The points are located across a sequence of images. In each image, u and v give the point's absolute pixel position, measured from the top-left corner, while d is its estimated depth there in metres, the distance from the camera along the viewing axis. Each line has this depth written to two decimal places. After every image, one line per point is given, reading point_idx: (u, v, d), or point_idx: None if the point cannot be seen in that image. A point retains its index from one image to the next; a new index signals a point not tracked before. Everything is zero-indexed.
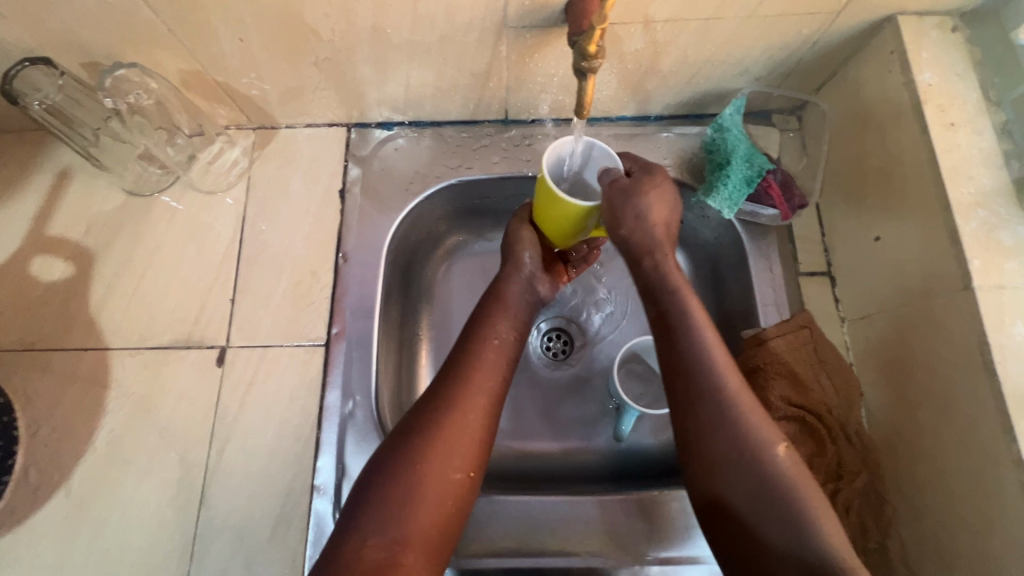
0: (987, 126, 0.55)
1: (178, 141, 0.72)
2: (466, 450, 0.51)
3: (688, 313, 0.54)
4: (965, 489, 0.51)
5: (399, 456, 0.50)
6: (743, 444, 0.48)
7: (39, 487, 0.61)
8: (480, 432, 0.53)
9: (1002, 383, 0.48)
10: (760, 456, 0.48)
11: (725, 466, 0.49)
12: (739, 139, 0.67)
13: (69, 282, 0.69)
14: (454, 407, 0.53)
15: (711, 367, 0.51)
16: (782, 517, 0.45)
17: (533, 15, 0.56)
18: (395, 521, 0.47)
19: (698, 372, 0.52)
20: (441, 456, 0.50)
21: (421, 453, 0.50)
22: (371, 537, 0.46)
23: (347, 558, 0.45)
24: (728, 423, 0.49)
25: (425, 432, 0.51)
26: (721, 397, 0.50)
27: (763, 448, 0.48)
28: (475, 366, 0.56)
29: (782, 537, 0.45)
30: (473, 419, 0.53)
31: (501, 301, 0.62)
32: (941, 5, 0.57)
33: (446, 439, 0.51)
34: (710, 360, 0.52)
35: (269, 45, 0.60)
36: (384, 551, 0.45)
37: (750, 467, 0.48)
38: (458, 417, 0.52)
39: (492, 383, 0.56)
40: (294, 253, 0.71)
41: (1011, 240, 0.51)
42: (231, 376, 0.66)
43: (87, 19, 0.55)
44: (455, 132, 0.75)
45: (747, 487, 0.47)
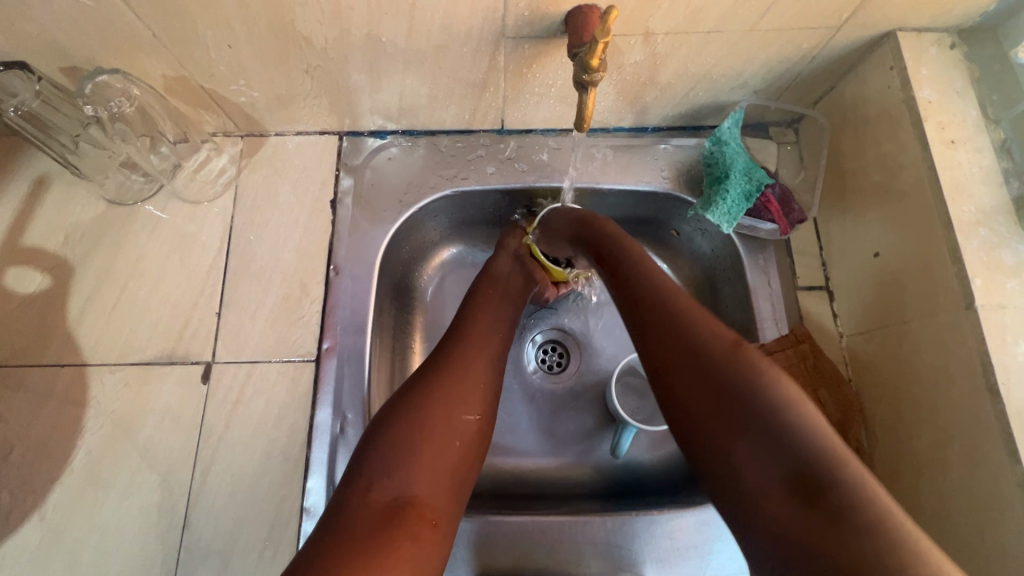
0: (986, 143, 0.55)
1: (161, 149, 0.69)
2: (474, 392, 0.52)
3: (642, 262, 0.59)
4: (965, 509, 0.51)
5: (410, 399, 0.50)
6: (710, 358, 0.48)
7: (11, 512, 0.59)
8: (487, 383, 0.54)
9: (1005, 403, 0.47)
10: (710, 358, 0.48)
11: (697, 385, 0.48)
12: (738, 153, 0.67)
13: (45, 294, 0.66)
14: (462, 355, 0.55)
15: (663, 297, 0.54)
16: (762, 402, 0.44)
17: (531, 25, 0.55)
18: (403, 460, 0.46)
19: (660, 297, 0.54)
20: (453, 395, 0.51)
21: (429, 395, 0.50)
22: (379, 476, 0.44)
23: (356, 503, 0.43)
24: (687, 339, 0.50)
25: (435, 378, 0.52)
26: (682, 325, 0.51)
27: (715, 355, 0.48)
28: (478, 325, 0.59)
29: (786, 428, 0.43)
30: (475, 367, 0.54)
31: (492, 276, 0.67)
32: (940, 22, 0.57)
33: (457, 382, 0.52)
34: (663, 291, 0.55)
35: (258, 51, 0.57)
36: (394, 493, 0.44)
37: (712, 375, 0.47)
38: (463, 358, 0.55)
39: (497, 338, 0.59)
40: (284, 265, 0.69)
41: (1012, 259, 0.51)
42: (217, 392, 0.63)
43: (67, 23, 0.53)
44: (450, 141, 0.73)
45: (713, 398, 0.46)
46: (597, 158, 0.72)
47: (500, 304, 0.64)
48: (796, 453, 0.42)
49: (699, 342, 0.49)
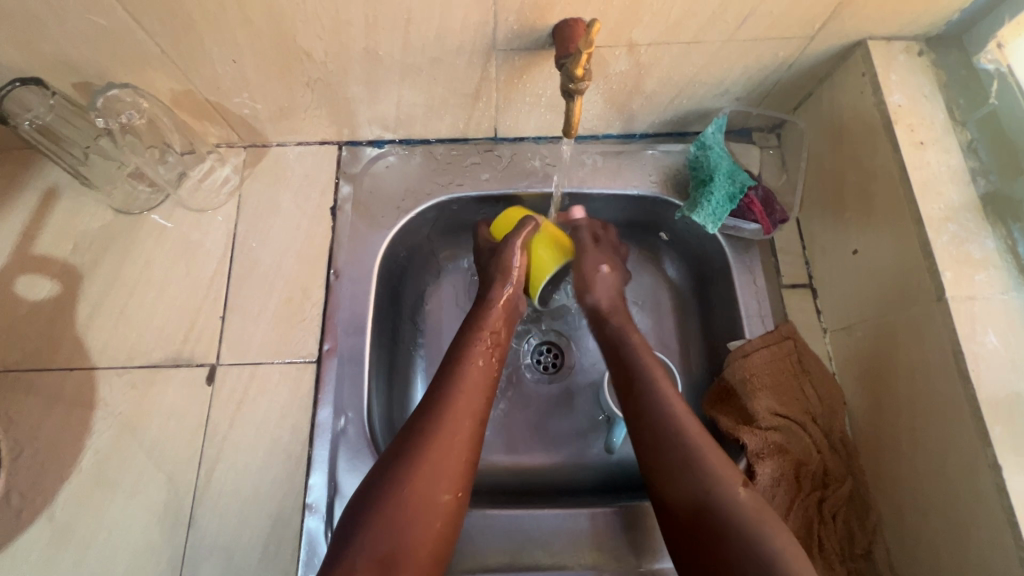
0: (954, 143, 0.58)
1: (169, 159, 0.72)
2: (451, 471, 0.52)
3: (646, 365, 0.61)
4: (942, 492, 0.53)
5: (391, 479, 0.50)
6: (708, 484, 0.51)
7: (22, 511, 0.60)
8: (466, 452, 0.54)
9: (976, 389, 0.50)
10: (701, 489, 0.51)
11: (686, 503, 0.51)
12: (722, 156, 0.69)
13: (55, 300, 0.68)
14: (442, 428, 0.53)
15: (666, 408, 0.57)
16: (744, 536, 0.48)
17: (521, 38, 0.58)
18: (385, 544, 0.47)
19: (659, 421, 0.56)
20: (432, 476, 0.51)
21: (410, 478, 0.50)
22: (361, 558, 0.47)
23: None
24: (689, 463, 0.53)
25: (415, 458, 0.51)
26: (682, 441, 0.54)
27: (718, 483, 0.51)
28: (463, 389, 0.56)
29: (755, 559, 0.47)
30: (452, 441, 0.53)
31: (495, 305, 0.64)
32: (907, 31, 0.61)
33: (437, 461, 0.52)
34: (668, 412, 0.56)
35: (262, 65, 0.60)
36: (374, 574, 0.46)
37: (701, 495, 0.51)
38: (444, 434, 0.53)
39: (478, 404, 0.56)
40: (286, 270, 0.71)
41: (979, 253, 0.53)
42: (221, 393, 0.65)
43: (80, 40, 0.56)
44: (445, 149, 0.76)
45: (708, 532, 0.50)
46: (588, 163, 0.75)
47: (487, 363, 0.60)
48: None
49: (698, 470, 0.52)
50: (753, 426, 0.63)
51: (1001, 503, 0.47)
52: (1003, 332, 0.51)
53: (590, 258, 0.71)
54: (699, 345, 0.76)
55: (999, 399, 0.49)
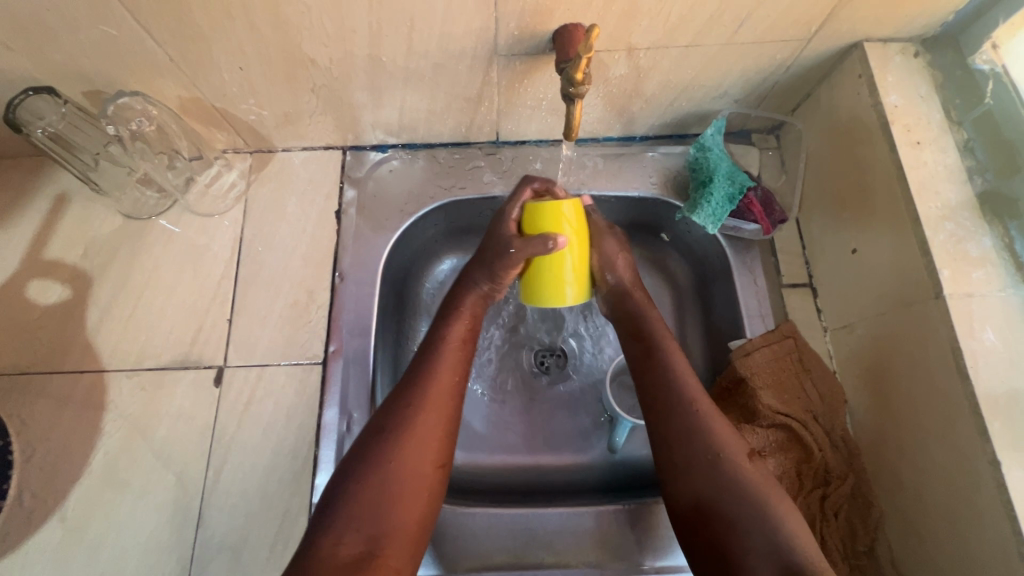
0: (951, 143, 0.59)
1: (177, 165, 0.73)
2: (430, 448, 0.51)
3: (662, 342, 0.59)
4: (944, 488, 0.53)
5: (373, 455, 0.50)
6: (710, 466, 0.51)
7: (33, 511, 0.61)
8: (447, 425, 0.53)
9: (974, 385, 0.50)
10: (701, 457, 0.52)
11: (688, 496, 0.51)
12: (721, 158, 0.70)
13: (65, 305, 0.69)
14: (421, 406, 0.53)
15: (676, 377, 0.56)
16: (748, 515, 0.48)
17: (521, 43, 0.59)
18: (371, 516, 0.47)
19: (670, 400, 0.55)
20: (414, 452, 0.50)
21: (395, 453, 0.50)
22: (346, 530, 0.46)
23: (322, 553, 0.45)
24: (691, 431, 0.53)
25: (397, 434, 0.51)
26: (693, 409, 0.54)
27: (721, 453, 0.51)
28: (438, 369, 0.56)
29: (759, 540, 0.47)
30: (429, 418, 0.52)
31: (476, 289, 0.62)
32: (903, 32, 0.61)
33: (424, 432, 0.51)
34: (679, 381, 0.56)
35: (268, 72, 0.62)
36: (361, 545, 0.46)
37: (700, 485, 0.51)
38: (423, 411, 0.52)
39: (456, 382, 0.56)
40: (292, 273, 0.72)
41: (977, 251, 0.54)
42: (228, 395, 0.66)
43: (92, 49, 0.57)
44: (448, 153, 0.77)
45: (711, 498, 0.50)
46: (589, 166, 0.76)
47: (465, 345, 0.59)
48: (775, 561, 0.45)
49: (698, 438, 0.53)
50: (755, 425, 0.63)
51: (1002, 499, 0.47)
52: (1001, 328, 0.51)
53: (611, 243, 0.64)
54: (700, 345, 0.77)
55: (998, 396, 0.50)
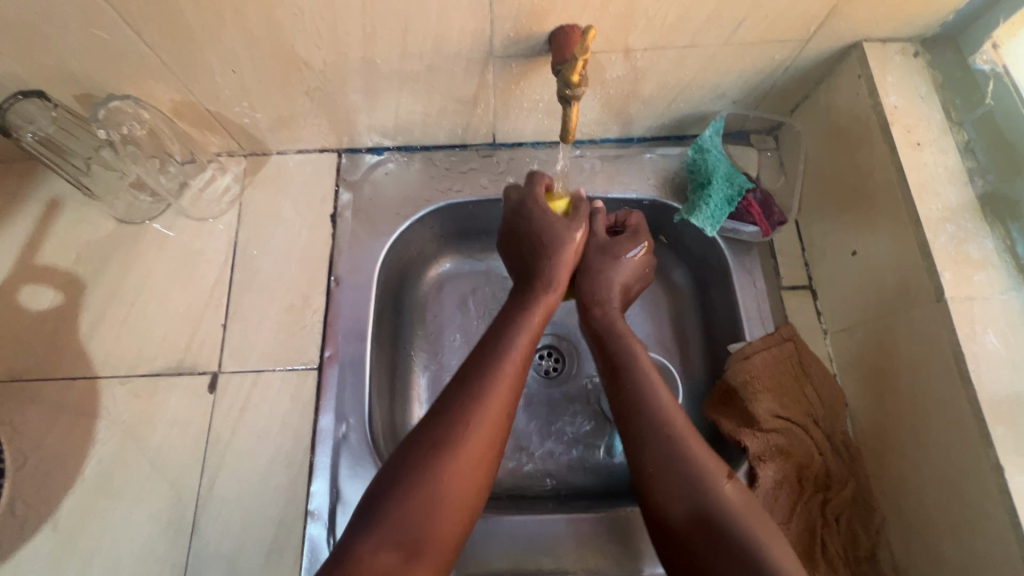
0: (952, 144, 0.58)
1: (170, 168, 0.72)
2: (482, 461, 0.49)
3: (630, 351, 0.59)
4: (946, 495, 0.53)
5: (426, 465, 0.47)
6: (691, 476, 0.50)
7: (26, 521, 0.60)
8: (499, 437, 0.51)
9: (977, 390, 0.50)
10: (683, 483, 0.49)
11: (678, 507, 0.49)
12: (719, 159, 0.70)
13: (58, 311, 0.68)
14: (480, 417, 0.50)
15: (653, 398, 0.55)
16: (734, 525, 0.47)
17: (517, 45, 0.58)
18: (414, 532, 0.45)
19: (647, 412, 0.54)
20: (468, 466, 0.48)
21: (449, 467, 0.47)
22: (385, 546, 0.43)
23: (358, 559, 0.42)
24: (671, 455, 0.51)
25: (454, 444, 0.48)
26: (669, 433, 0.52)
27: (704, 478, 0.49)
28: (501, 377, 0.53)
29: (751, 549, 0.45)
30: (488, 431, 0.50)
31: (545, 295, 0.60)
32: (902, 32, 0.61)
33: (479, 440, 0.49)
34: (656, 402, 0.54)
35: (261, 75, 0.61)
36: (399, 558, 0.43)
37: (684, 514, 0.48)
38: (483, 423, 0.50)
39: (514, 394, 0.53)
40: (287, 277, 0.71)
41: (978, 253, 0.54)
42: (223, 401, 0.66)
43: (82, 52, 0.56)
44: (444, 155, 0.77)
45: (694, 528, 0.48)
46: (586, 168, 0.75)
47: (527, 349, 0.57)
48: None
49: (681, 462, 0.50)
50: (756, 429, 0.62)
51: (1005, 505, 0.47)
52: (1004, 332, 0.51)
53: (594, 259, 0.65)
54: (699, 348, 0.76)
55: (1000, 400, 0.49)
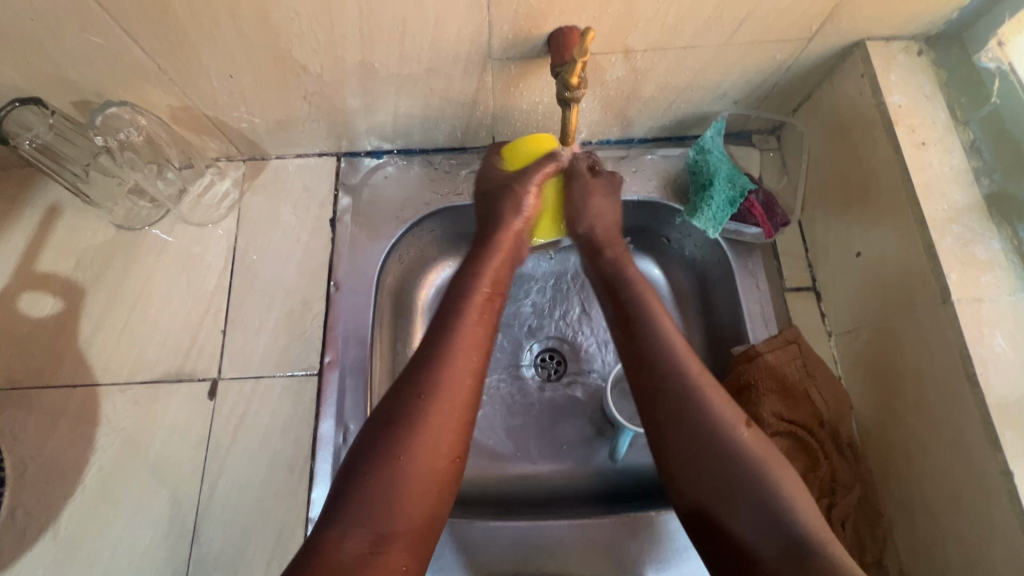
0: (957, 143, 0.57)
1: (168, 175, 0.72)
2: (448, 440, 0.47)
3: (654, 323, 0.55)
4: (954, 500, 0.52)
5: (385, 447, 0.45)
6: (709, 425, 0.48)
7: (26, 529, 0.60)
8: (464, 412, 0.49)
9: (984, 394, 0.49)
10: (703, 433, 0.48)
11: (678, 475, 0.49)
12: (721, 160, 0.69)
13: (57, 318, 0.68)
14: (438, 392, 0.48)
15: (668, 346, 0.53)
16: (748, 513, 0.45)
17: (516, 47, 0.58)
18: (378, 516, 0.43)
19: (661, 357, 0.52)
20: (431, 437, 0.46)
21: (405, 446, 0.45)
22: (351, 532, 0.42)
23: (324, 553, 0.41)
24: (689, 407, 0.49)
25: (411, 426, 0.46)
26: (685, 379, 0.50)
27: (721, 426, 0.48)
28: (460, 344, 0.51)
29: (762, 533, 0.44)
30: (447, 401, 0.48)
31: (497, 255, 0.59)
32: (905, 30, 0.60)
33: (438, 420, 0.47)
34: (668, 348, 0.53)
35: (258, 80, 0.61)
36: (367, 546, 0.42)
37: (700, 467, 0.47)
38: (446, 398, 0.48)
39: (477, 359, 0.51)
40: (287, 282, 0.71)
41: (985, 254, 0.53)
42: (223, 407, 0.65)
43: (79, 58, 0.56)
44: (444, 159, 0.76)
45: (712, 478, 0.47)
46: None
47: (487, 312, 0.56)
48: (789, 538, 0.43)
49: (700, 410, 0.49)
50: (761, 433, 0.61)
51: (1015, 513, 0.46)
52: (1012, 334, 0.50)
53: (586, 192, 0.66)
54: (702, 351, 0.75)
55: (1008, 403, 0.48)
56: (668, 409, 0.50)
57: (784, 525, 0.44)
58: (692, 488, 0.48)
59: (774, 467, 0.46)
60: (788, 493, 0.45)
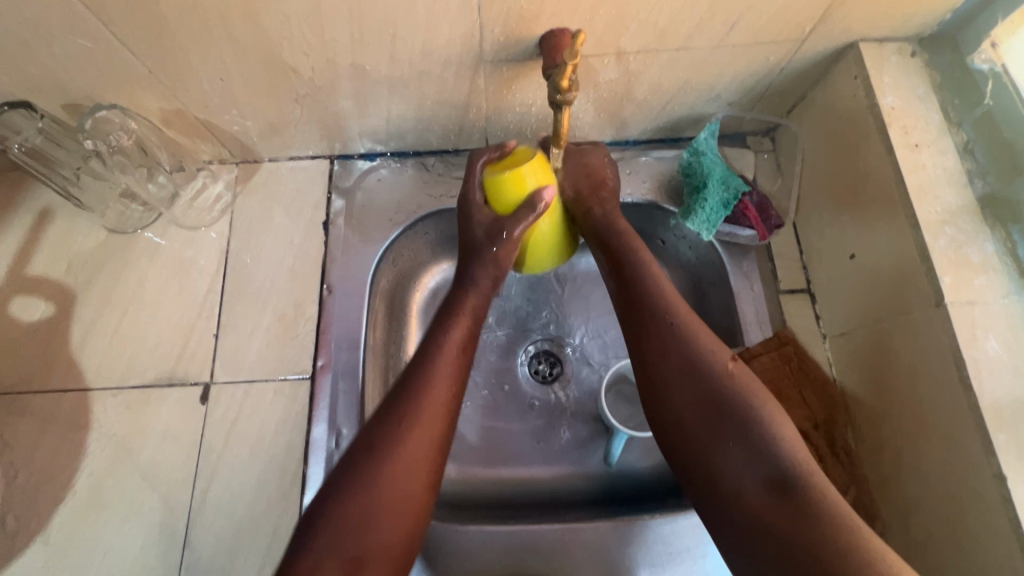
0: (950, 145, 0.57)
1: (159, 178, 0.72)
2: (421, 471, 0.47)
3: (646, 268, 0.57)
4: (948, 503, 0.52)
5: (356, 480, 0.45)
6: (693, 355, 0.50)
7: (17, 535, 0.60)
8: (435, 446, 0.48)
9: (978, 397, 0.49)
10: (690, 364, 0.49)
11: (665, 408, 0.50)
12: (715, 162, 0.69)
13: (49, 322, 0.68)
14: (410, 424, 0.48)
15: (658, 287, 0.55)
16: (730, 442, 0.46)
17: (507, 49, 0.57)
18: (352, 541, 0.43)
19: (649, 299, 0.54)
20: (405, 471, 0.46)
21: (377, 474, 0.45)
22: (327, 558, 0.42)
23: None
24: (677, 341, 0.51)
25: (384, 453, 0.46)
26: (671, 316, 0.52)
27: (705, 356, 0.50)
28: (434, 380, 0.51)
29: (743, 466, 0.45)
30: (421, 440, 0.48)
31: (476, 288, 0.58)
32: (899, 31, 0.60)
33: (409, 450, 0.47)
34: (656, 289, 0.55)
35: (250, 83, 0.60)
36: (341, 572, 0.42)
37: (685, 395, 0.49)
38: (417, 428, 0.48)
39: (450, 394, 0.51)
40: (279, 286, 0.71)
41: (979, 257, 0.53)
42: (215, 411, 0.65)
43: (67, 62, 0.56)
44: (437, 161, 0.76)
45: (697, 402, 0.48)
46: None
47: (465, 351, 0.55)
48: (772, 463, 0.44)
49: (687, 342, 0.50)
50: None
51: (1009, 517, 0.46)
52: (1005, 337, 0.50)
53: (573, 157, 0.64)
54: None
55: (1002, 407, 0.48)
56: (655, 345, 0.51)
57: (767, 451, 0.45)
58: (677, 419, 0.49)
59: (760, 401, 0.47)
60: (771, 421, 0.46)
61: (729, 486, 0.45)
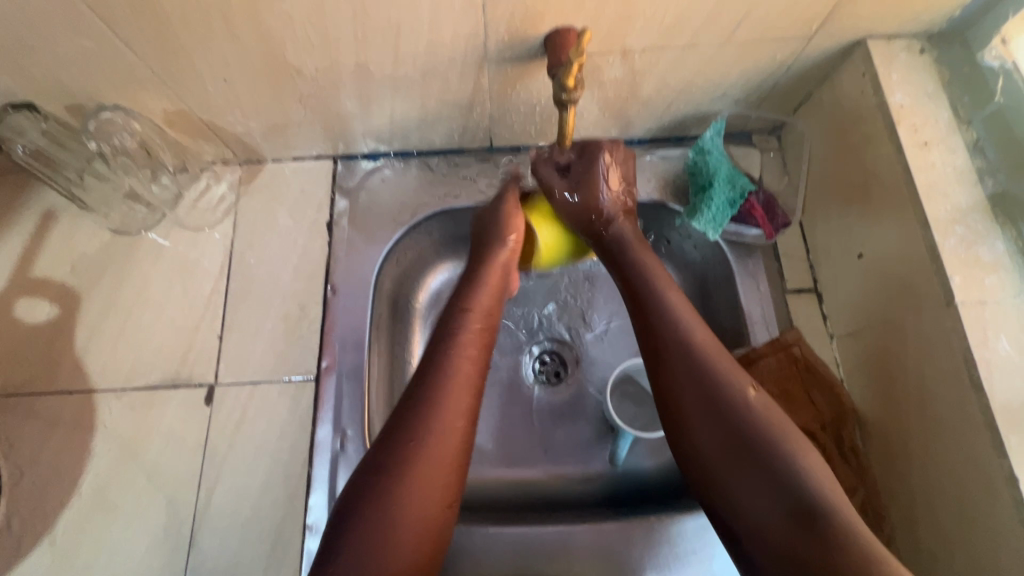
0: (960, 143, 0.57)
1: (162, 179, 0.72)
2: (438, 486, 0.47)
3: (665, 297, 0.56)
4: (959, 506, 0.51)
5: (377, 500, 0.45)
6: (712, 386, 0.49)
7: (23, 536, 0.60)
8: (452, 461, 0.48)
9: (989, 398, 0.48)
10: (711, 395, 0.49)
11: (687, 442, 0.49)
12: (721, 160, 0.68)
13: (54, 323, 0.68)
14: (430, 442, 0.48)
15: (676, 316, 0.54)
16: (751, 476, 0.45)
17: (512, 48, 0.57)
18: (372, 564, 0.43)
19: (667, 330, 0.53)
20: (424, 500, 0.46)
21: (398, 495, 0.45)
22: None
23: None
24: (697, 372, 0.50)
25: (404, 474, 0.46)
26: (690, 346, 0.52)
27: (725, 386, 0.49)
28: (453, 397, 0.50)
29: (764, 501, 0.44)
30: (437, 455, 0.47)
31: (487, 283, 0.59)
32: (908, 28, 0.59)
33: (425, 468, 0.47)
34: (673, 317, 0.54)
35: (253, 83, 0.60)
36: None
37: (707, 427, 0.48)
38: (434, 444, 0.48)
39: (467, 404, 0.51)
40: (283, 287, 0.71)
41: (989, 256, 0.52)
42: (220, 412, 0.65)
43: (70, 63, 0.55)
44: (440, 161, 0.76)
45: (718, 433, 0.48)
46: None
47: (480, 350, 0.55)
48: (796, 497, 0.44)
49: (708, 373, 0.50)
50: None
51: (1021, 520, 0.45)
52: (1016, 337, 0.49)
53: (581, 167, 0.60)
54: None
55: (1014, 408, 0.47)
56: (674, 376, 0.51)
57: (791, 484, 0.44)
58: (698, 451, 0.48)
59: (784, 433, 0.46)
60: (795, 452, 0.45)
61: (751, 522, 0.45)
